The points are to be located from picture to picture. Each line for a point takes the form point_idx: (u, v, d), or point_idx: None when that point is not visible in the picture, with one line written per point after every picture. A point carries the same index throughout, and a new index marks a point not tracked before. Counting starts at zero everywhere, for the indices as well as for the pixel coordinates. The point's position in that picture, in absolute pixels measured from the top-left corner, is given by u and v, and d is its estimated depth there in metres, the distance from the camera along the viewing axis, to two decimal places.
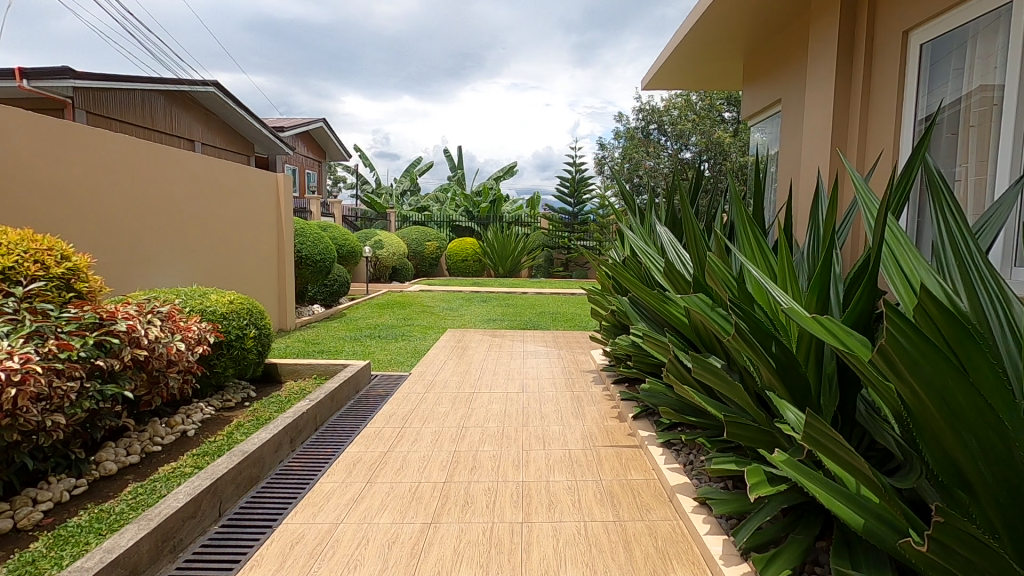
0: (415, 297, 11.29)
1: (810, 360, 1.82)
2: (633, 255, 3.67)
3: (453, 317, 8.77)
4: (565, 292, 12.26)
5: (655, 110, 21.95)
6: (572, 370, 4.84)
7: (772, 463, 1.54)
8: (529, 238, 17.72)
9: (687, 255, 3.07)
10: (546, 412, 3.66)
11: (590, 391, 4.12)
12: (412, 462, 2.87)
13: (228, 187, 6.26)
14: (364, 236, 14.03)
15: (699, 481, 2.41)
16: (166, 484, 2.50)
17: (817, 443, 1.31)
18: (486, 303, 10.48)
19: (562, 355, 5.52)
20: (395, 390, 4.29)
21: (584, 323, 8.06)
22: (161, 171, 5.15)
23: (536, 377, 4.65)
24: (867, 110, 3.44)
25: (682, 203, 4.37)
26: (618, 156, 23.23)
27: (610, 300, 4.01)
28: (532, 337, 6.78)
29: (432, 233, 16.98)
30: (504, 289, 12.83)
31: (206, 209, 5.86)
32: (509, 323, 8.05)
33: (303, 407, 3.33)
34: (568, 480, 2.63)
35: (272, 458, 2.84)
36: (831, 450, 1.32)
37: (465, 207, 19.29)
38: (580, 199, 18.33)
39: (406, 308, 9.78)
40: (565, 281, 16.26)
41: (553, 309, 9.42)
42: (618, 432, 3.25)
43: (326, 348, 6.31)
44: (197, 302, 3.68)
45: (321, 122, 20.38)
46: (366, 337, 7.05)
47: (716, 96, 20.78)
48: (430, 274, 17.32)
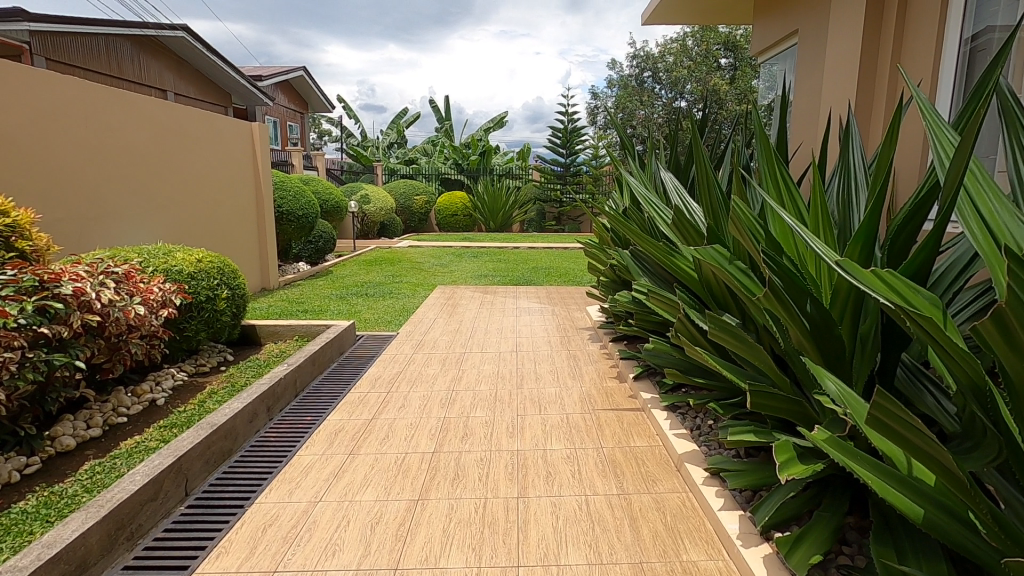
0: (404, 252, 11.02)
1: (846, 318, 1.60)
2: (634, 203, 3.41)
3: (443, 273, 8.50)
4: (557, 246, 12.03)
5: (649, 56, 21.25)
6: (567, 327, 4.65)
7: (812, 441, 1.32)
8: (521, 191, 17.34)
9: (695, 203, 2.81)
10: (541, 373, 3.47)
11: (587, 349, 3.94)
12: (399, 430, 2.67)
13: (196, 137, 5.83)
14: (350, 190, 13.56)
15: (709, 449, 2.24)
16: (127, 462, 2.27)
17: (887, 429, 1.06)
18: (477, 258, 10.24)
19: (556, 311, 5.33)
20: (382, 351, 4.07)
21: (579, 278, 7.85)
22: (120, 118, 4.73)
23: (531, 335, 4.45)
24: (902, 40, 3.11)
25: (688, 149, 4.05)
26: (611, 106, 22.61)
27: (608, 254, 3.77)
28: (525, 294, 6.54)
29: (421, 186, 16.49)
30: (495, 244, 12.54)
31: (174, 162, 5.47)
32: (502, 279, 7.83)
33: (280, 372, 3.10)
34: (567, 448, 2.44)
35: (247, 429, 2.63)
36: (903, 437, 1.07)
37: (454, 159, 18.74)
38: (573, 149, 17.84)
39: (395, 265, 9.49)
40: (557, 235, 16.01)
41: (546, 264, 9.22)
42: (618, 393, 3.07)
43: (310, 307, 6.06)
44: (160, 261, 3.36)
45: (302, 70, 19.47)
46: (352, 295, 6.79)
47: (713, 40, 20.06)
48: (420, 229, 16.95)
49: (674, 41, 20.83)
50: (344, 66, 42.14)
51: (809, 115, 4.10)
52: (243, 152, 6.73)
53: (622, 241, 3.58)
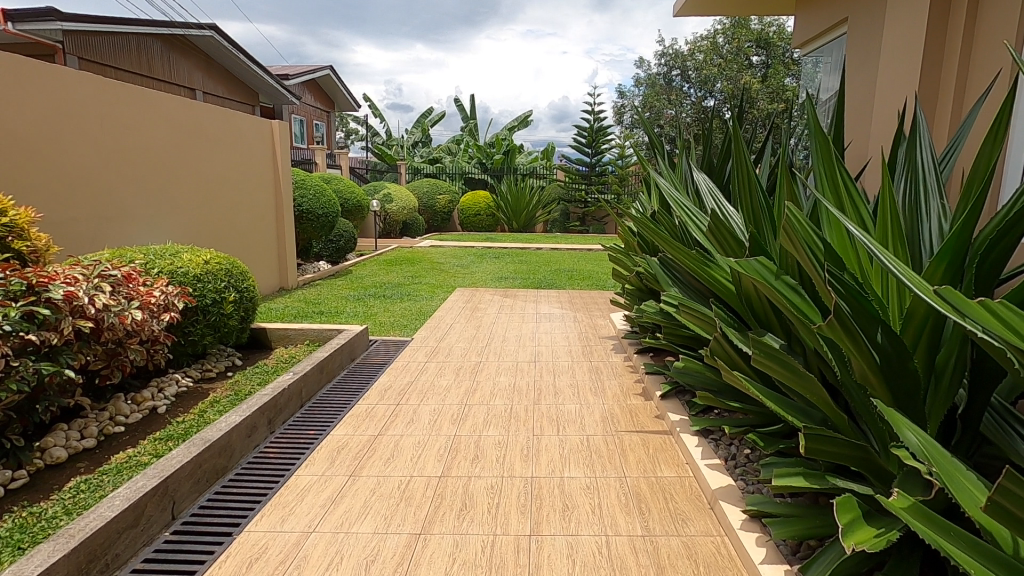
0: (425, 252, 10.89)
1: (922, 348, 1.36)
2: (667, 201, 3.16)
3: (463, 275, 8.33)
4: (581, 248, 11.77)
5: (678, 54, 20.80)
6: (589, 336, 4.42)
7: (891, 509, 1.09)
8: (545, 191, 17.12)
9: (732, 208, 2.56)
10: (561, 387, 3.25)
11: (610, 361, 3.70)
12: (405, 449, 2.48)
13: (215, 135, 5.76)
14: (373, 188, 13.51)
15: (747, 484, 2.00)
16: (114, 479, 2.13)
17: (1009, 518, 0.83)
18: (499, 259, 10.05)
19: (578, 318, 5.10)
20: (395, 358, 3.89)
21: (603, 281, 7.58)
22: (138, 115, 4.67)
23: (551, 344, 4.22)
24: (974, 25, 2.79)
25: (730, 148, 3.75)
26: (638, 105, 22.20)
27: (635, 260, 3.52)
28: (547, 298, 6.31)
29: (444, 186, 16.38)
30: (518, 245, 12.33)
31: (192, 160, 5.41)
32: (523, 282, 7.61)
33: (285, 382, 2.95)
34: (586, 477, 2.22)
35: (245, 445, 2.47)
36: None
37: (478, 158, 18.61)
38: (598, 149, 17.52)
39: (415, 265, 9.35)
40: (581, 236, 15.73)
41: (569, 266, 8.98)
42: (643, 413, 2.84)
43: (326, 309, 5.94)
44: (166, 262, 3.23)
45: (329, 69, 19.57)
46: (370, 297, 6.66)
47: (745, 37, 19.51)
48: (442, 229, 16.84)
49: (704, 39, 20.34)
50: (371, 65, 42.42)
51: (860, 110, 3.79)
52: (262, 150, 6.65)
53: (651, 248, 3.34)
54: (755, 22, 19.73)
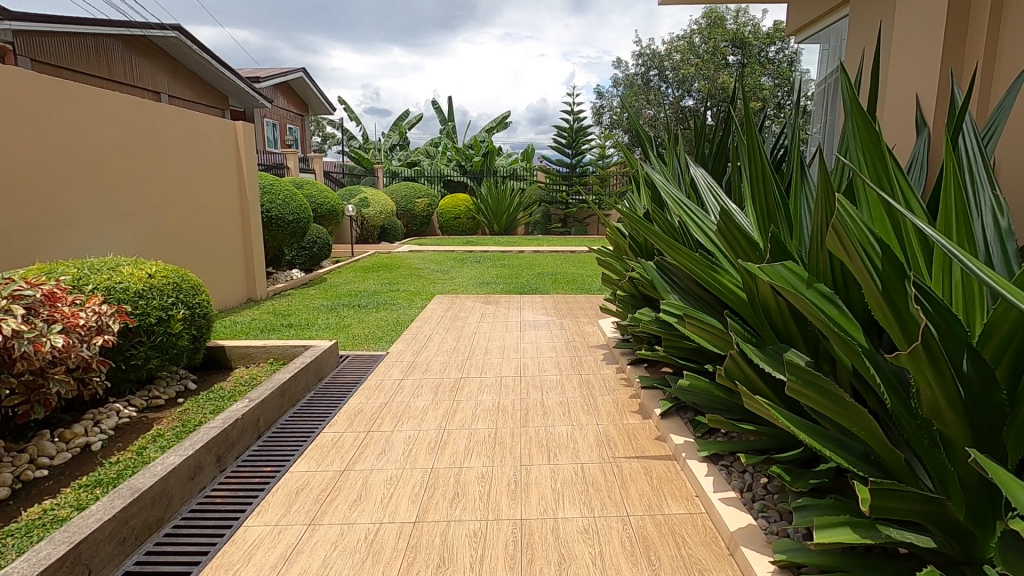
0: (404, 258, 10.53)
1: (1003, 373, 1.12)
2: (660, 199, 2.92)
3: (443, 281, 8.00)
4: (564, 250, 11.53)
5: (655, 55, 20.83)
6: (577, 345, 4.14)
7: None
8: (526, 193, 16.88)
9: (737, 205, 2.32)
10: (550, 406, 2.96)
11: (601, 373, 3.42)
12: (375, 488, 2.16)
13: (173, 138, 5.38)
14: (349, 193, 13.11)
15: (769, 523, 1.74)
16: (22, 543, 1.79)
17: None
18: (480, 263, 9.74)
19: (564, 325, 4.82)
20: (368, 376, 3.57)
21: (588, 285, 7.32)
22: (84, 117, 4.29)
23: (538, 355, 3.93)
24: None
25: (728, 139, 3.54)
26: (617, 106, 22.13)
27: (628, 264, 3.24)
28: (531, 303, 6.02)
29: (422, 189, 16.02)
30: (499, 248, 12.04)
31: (148, 165, 5.03)
32: (505, 287, 7.31)
33: (238, 411, 2.59)
34: (584, 516, 1.93)
35: (186, 489, 2.12)
36: None
37: (457, 160, 18.31)
38: (579, 149, 17.34)
39: (393, 271, 9.00)
40: (563, 238, 15.50)
41: (552, 269, 8.71)
42: (643, 435, 2.56)
43: (296, 321, 5.57)
44: (102, 278, 2.86)
45: (302, 72, 19.10)
46: (344, 306, 6.30)
47: (721, 37, 19.55)
48: (422, 233, 16.46)
49: (680, 38, 20.32)
50: (347, 69, 41.83)
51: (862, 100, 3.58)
52: (226, 153, 6.27)
53: (643, 249, 3.09)
54: (730, 22, 19.78)
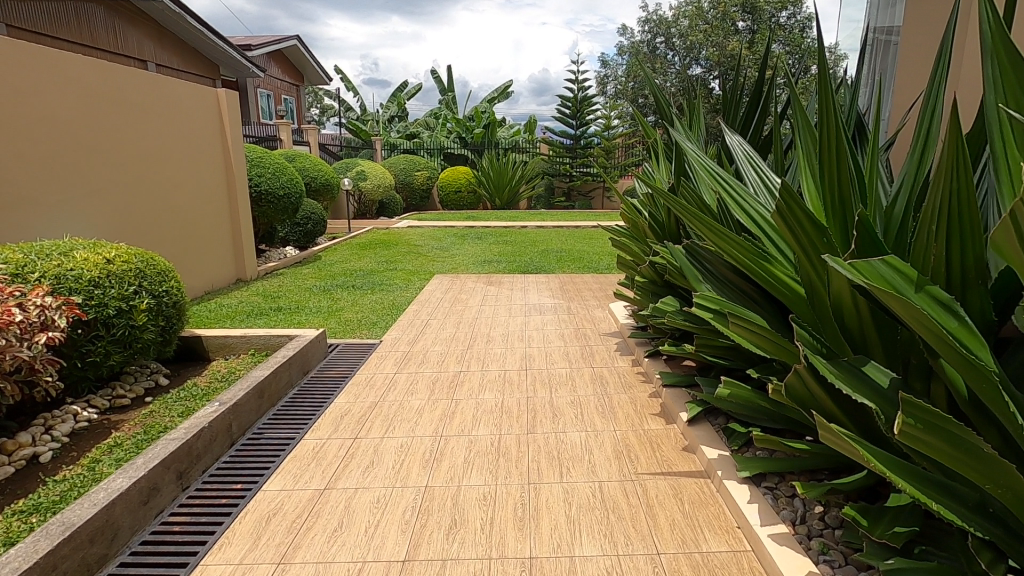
0: (402, 234, 10.16)
1: None
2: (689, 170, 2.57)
3: (442, 259, 7.65)
4: (568, 225, 11.14)
5: (662, 21, 20.03)
6: (587, 331, 3.81)
7: None
8: (528, 166, 16.40)
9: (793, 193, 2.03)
10: (560, 407, 2.64)
11: (615, 366, 3.10)
12: (361, 513, 1.87)
13: (149, 107, 5.00)
14: (345, 166, 12.63)
15: (834, 569, 1.42)
16: None
17: None
18: (481, 239, 9.38)
19: (572, 308, 4.49)
20: (359, 369, 3.26)
21: (595, 263, 6.96)
22: (44, 84, 3.91)
23: (545, 344, 3.59)
24: None
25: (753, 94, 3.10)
26: (622, 75, 21.41)
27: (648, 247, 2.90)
28: (535, 284, 5.66)
29: (422, 162, 15.52)
30: (501, 223, 11.64)
31: (120, 137, 4.67)
32: (508, 265, 6.95)
33: (206, 417, 2.27)
34: (605, 553, 1.63)
35: (139, 516, 1.82)
36: None
37: (457, 132, 17.75)
38: (583, 119, 16.51)
39: (391, 248, 8.64)
40: (567, 212, 15.08)
41: (557, 246, 8.34)
42: (668, 444, 2.25)
43: (287, 303, 5.26)
44: (51, 264, 2.51)
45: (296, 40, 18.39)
46: (338, 287, 5.97)
47: (730, 2, 18.77)
48: (421, 207, 16.02)
49: (689, 3, 19.51)
50: (344, 38, 40.62)
51: (921, 58, 3.16)
52: (210, 125, 5.87)
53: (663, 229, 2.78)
54: None
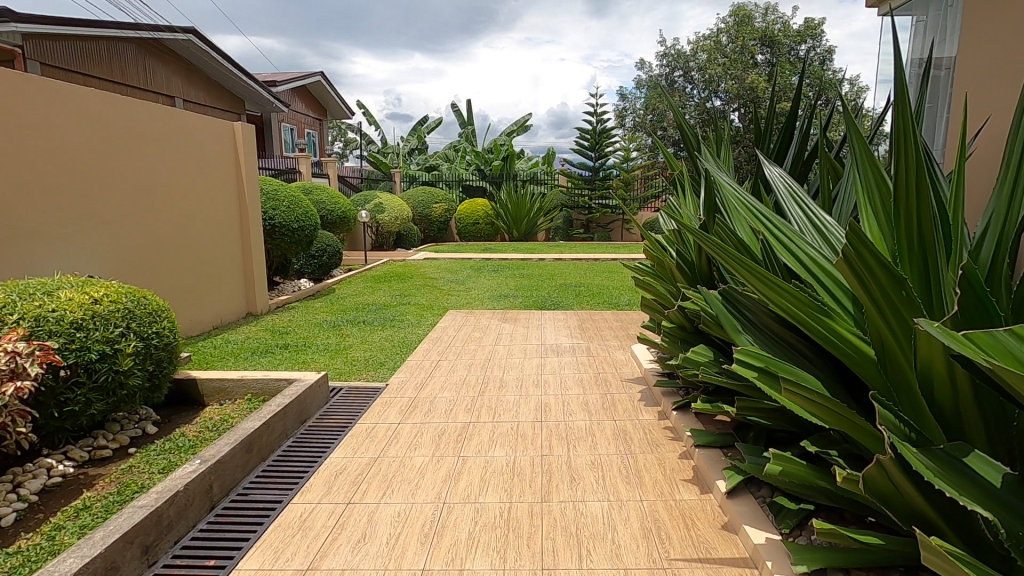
0: (418, 267, 10.02)
1: None
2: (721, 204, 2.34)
3: (457, 293, 7.46)
4: (587, 258, 10.91)
5: (680, 55, 20.13)
6: (608, 376, 3.52)
7: None
8: (547, 198, 16.35)
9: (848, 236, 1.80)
10: (580, 468, 2.35)
11: (640, 420, 2.81)
12: None
13: (163, 140, 4.97)
14: (363, 198, 12.64)
15: None
16: None
17: None
18: (498, 272, 9.18)
19: (591, 349, 4.21)
20: (361, 417, 3.01)
21: (615, 299, 6.68)
22: (57, 117, 3.87)
23: (563, 390, 3.31)
24: None
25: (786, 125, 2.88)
26: (640, 108, 21.48)
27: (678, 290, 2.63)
28: (552, 321, 5.39)
29: (440, 194, 15.54)
30: (518, 255, 11.47)
31: (133, 169, 4.62)
32: (524, 300, 6.72)
33: (183, 479, 2.03)
34: None
35: None
36: None
37: (476, 164, 17.84)
38: (603, 151, 16.57)
39: (406, 281, 8.48)
40: (585, 244, 14.88)
41: (575, 280, 8.10)
42: (703, 520, 1.95)
43: (294, 339, 5.08)
44: (31, 306, 2.35)
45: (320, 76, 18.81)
46: (348, 322, 5.77)
47: (749, 36, 18.83)
48: (439, 239, 15.97)
49: (707, 38, 19.65)
50: (368, 74, 41.72)
51: None
52: (224, 158, 5.83)
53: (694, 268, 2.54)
54: (758, 21, 19.14)
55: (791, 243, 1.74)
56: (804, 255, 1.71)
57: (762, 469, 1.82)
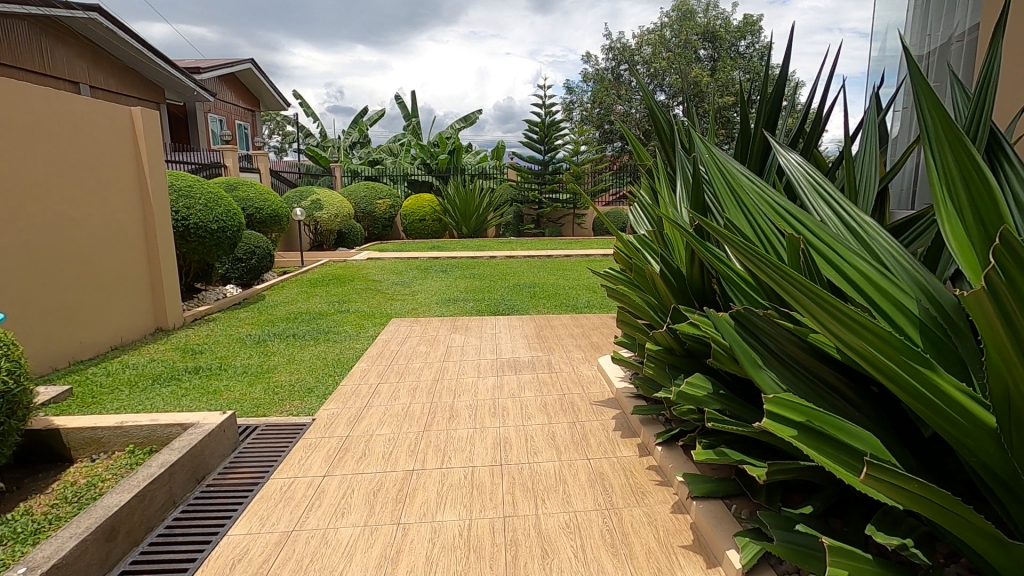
0: (361, 268, 9.32)
1: None
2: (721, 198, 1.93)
3: (403, 297, 6.86)
4: (540, 254, 10.51)
5: (625, 49, 20.10)
6: (575, 398, 3.06)
7: None
8: (496, 192, 15.88)
9: (891, 238, 1.42)
10: (552, 534, 1.87)
11: (620, 458, 2.35)
12: None
13: (43, 129, 4.15)
14: (299, 194, 11.71)
15: None
16: None
17: None
18: (446, 273, 8.62)
19: (553, 363, 3.74)
20: (275, 470, 2.41)
21: (573, 300, 6.26)
22: None
23: (524, 420, 2.80)
24: None
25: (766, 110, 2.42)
26: (587, 102, 21.37)
27: (666, 305, 2.21)
28: (508, 328, 4.89)
29: (384, 189, 14.73)
30: (468, 253, 10.92)
31: (5, 165, 3.83)
32: (476, 304, 6.20)
33: None
34: None
35: None
36: None
37: (421, 158, 17.13)
38: (551, 145, 16.00)
39: (346, 285, 7.79)
40: (536, 240, 14.52)
41: (529, 279, 7.66)
42: None
43: (209, 360, 4.37)
44: None
45: (250, 63, 17.48)
46: (275, 336, 5.07)
47: (691, 31, 19.00)
48: (384, 237, 15.19)
49: (651, 32, 19.70)
50: (306, 65, 39.84)
51: None
52: (122, 149, 5.00)
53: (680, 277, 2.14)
54: (700, 16, 19.38)
55: (834, 253, 1.35)
56: (850, 266, 1.33)
57: (819, 566, 1.36)
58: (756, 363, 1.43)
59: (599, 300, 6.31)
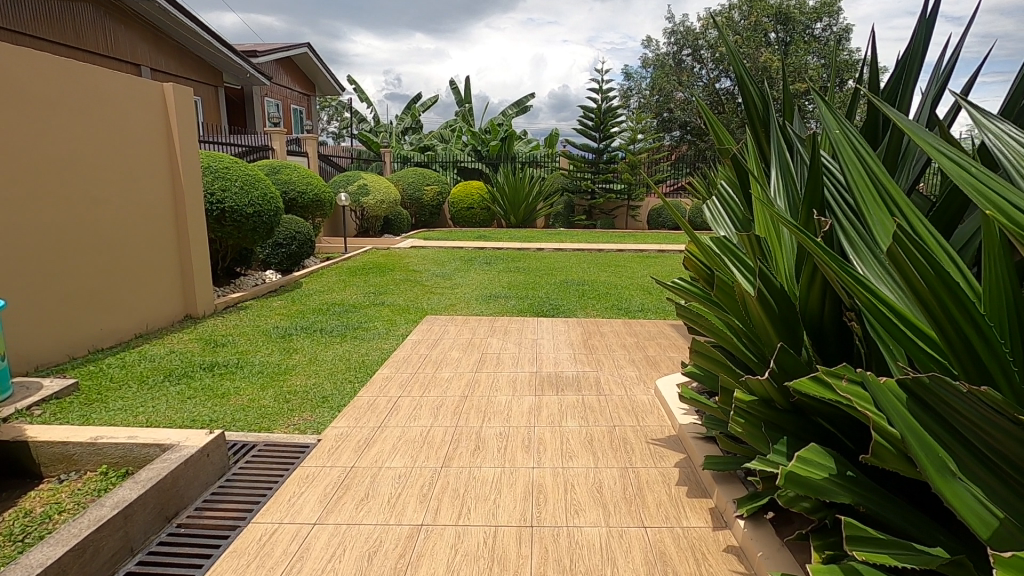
0: (403, 257, 8.99)
1: None
2: (862, 195, 1.36)
3: (442, 290, 6.45)
4: (590, 248, 9.90)
5: (689, 32, 18.96)
6: (627, 433, 2.52)
7: None
8: (547, 181, 15.30)
9: None
10: None
11: (686, 530, 1.82)
12: None
13: (65, 104, 3.89)
14: (346, 178, 11.51)
15: None
16: None
17: None
18: (490, 265, 8.16)
19: (601, 382, 3.19)
20: (260, 511, 2.01)
21: (625, 302, 5.66)
22: None
23: (563, 461, 2.29)
24: None
25: (887, 89, 1.90)
26: (645, 89, 20.37)
27: (765, 335, 1.67)
28: (552, 333, 4.36)
29: (432, 175, 14.37)
30: (514, 244, 10.44)
31: (17, 143, 3.56)
32: (518, 302, 5.70)
33: None
34: None
35: None
36: None
37: (472, 144, 16.72)
38: (607, 132, 15.22)
39: (385, 275, 7.46)
40: (587, 232, 13.88)
41: (578, 276, 7.09)
42: None
43: (229, 355, 4.06)
44: None
45: (307, 47, 17.43)
46: (302, 330, 4.74)
47: (762, 12, 17.67)
48: (431, 224, 14.89)
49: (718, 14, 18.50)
50: (366, 53, 40.31)
51: None
52: (150, 128, 4.74)
53: (787, 301, 1.59)
54: None
55: None
56: None
57: None
58: (946, 468, 0.90)
59: (654, 304, 5.67)
